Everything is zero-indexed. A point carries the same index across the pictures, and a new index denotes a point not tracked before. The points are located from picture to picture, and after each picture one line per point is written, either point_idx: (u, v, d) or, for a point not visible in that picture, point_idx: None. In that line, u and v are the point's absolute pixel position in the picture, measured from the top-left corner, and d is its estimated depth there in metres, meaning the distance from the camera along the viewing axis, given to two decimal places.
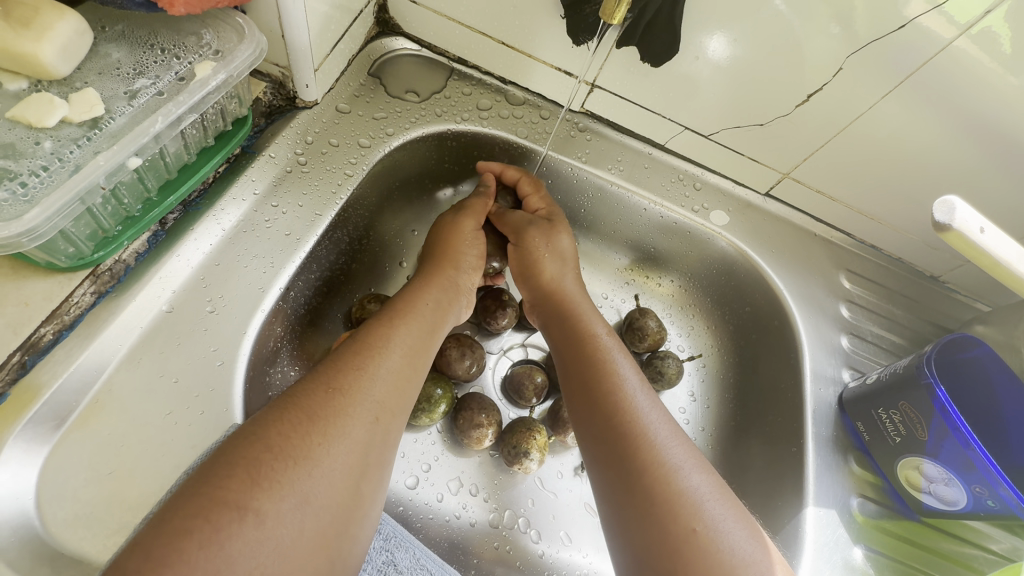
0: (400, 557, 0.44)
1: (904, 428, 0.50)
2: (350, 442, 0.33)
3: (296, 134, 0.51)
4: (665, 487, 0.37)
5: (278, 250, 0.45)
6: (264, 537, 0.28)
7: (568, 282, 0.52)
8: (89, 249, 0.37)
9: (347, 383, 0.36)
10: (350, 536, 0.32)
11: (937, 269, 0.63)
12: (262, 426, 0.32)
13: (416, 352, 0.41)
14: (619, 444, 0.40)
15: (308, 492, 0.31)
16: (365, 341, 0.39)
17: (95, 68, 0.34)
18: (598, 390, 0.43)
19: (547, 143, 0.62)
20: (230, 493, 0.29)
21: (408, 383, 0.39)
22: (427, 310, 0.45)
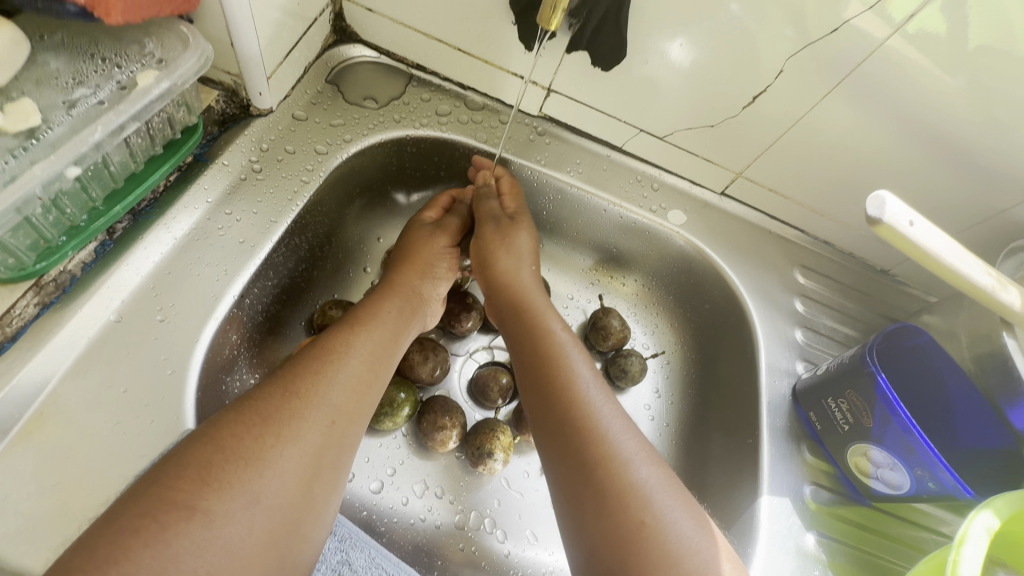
0: (355, 557, 0.44)
1: (851, 417, 0.52)
2: (304, 444, 0.34)
3: (251, 142, 0.51)
4: (617, 479, 0.38)
5: (230, 257, 0.45)
6: (211, 535, 0.29)
7: (527, 279, 0.53)
8: (31, 259, 0.36)
9: (305, 387, 0.36)
10: (300, 535, 0.33)
11: (885, 263, 0.65)
12: (215, 427, 0.33)
13: (378, 357, 0.41)
14: (571, 438, 0.40)
15: (259, 492, 0.31)
16: (326, 346, 0.39)
17: (32, 77, 0.34)
18: (553, 386, 0.43)
19: (507, 147, 0.63)
20: (178, 493, 0.29)
21: (370, 387, 0.40)
22: (392, 316, 0.45)
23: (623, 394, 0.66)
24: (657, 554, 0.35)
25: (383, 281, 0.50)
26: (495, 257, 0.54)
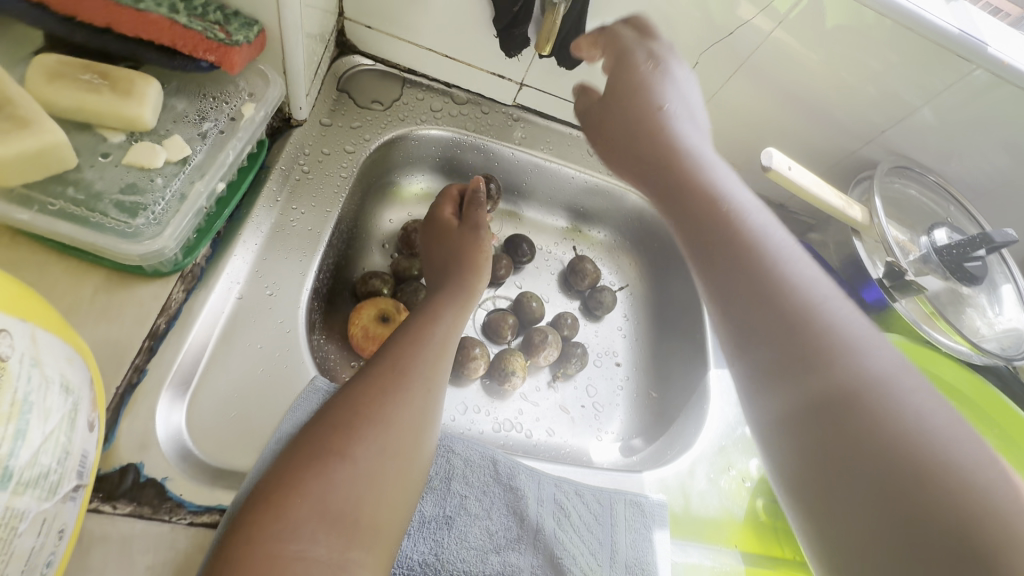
0: (456, 446, 0.57)
1: None
2: (411, 408, 0.45)
3: (296, 149, 0.62)
4: (803, 322, 0.36)
5: (305, 243, 0.58)
6: (353, 472, 0.41)
7: (666, 117, 0.47)
8: (180, 256, 0.47)
9: (406, 364, 0.47)
10: (413, 473, 0.45)
11: (780, 198, 0.88)
12: (349, 397, 0.44)
13: (448, 337, 0.53)
14: (794, 329, 0.36)
15: (382, 444, 0.43)
16: (413, 335, 0.51)
17: (170, 117, 0.45)
18: (760, 273, 0.38)
19: (491, 133, 0.78)
20: (329, 444, 0.41)
21: (445, 363, 0.51)
22: (450, 306, 0.57)
23: (601, 320, 0.85)
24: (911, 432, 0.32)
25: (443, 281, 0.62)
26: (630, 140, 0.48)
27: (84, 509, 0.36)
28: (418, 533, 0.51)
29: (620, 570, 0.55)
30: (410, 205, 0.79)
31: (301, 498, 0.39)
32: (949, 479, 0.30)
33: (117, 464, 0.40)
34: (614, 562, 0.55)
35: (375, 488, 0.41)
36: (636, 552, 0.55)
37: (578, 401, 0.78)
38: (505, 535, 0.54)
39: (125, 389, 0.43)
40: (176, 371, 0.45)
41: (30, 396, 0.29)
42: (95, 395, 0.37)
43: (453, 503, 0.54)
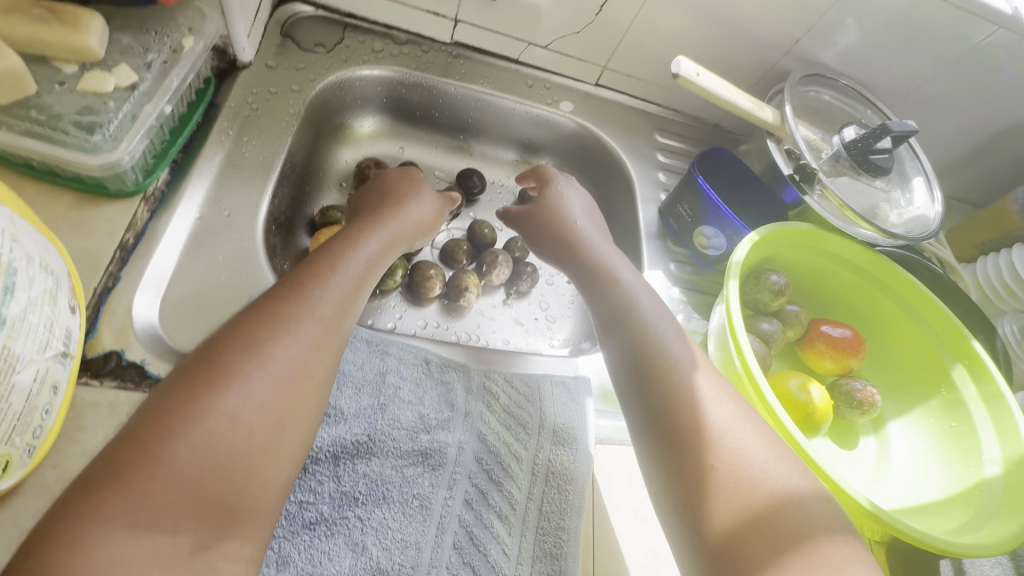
0: (391, 348, 0.57)
1: (691, 212, 0.78)
2: (281, 358, 0.40)
3: (244, 89, 0.68)
4: (667, 381, 0.49)
5: (258, 172, 0.64)
6: (209, 435, 0.35)
7: (592, 251, 0.63)
8: (141, 178, 0.53)
9: (284, 311, 0.42)
10: (291, 430, 0.40)
11: (714, 118, 0.94)
12: (209, 350, 0.39)
13: (347, 288, 0.47)
14: (678, 402, 0.47)
15: (245, 397, 0.38)
16: (297, 281, 0.45)
17: (117, 50, 0.50)
18: (661, 380, 0.49)
19: (432, 71, 0.83)
20: (183, 400, 0.36)
21: (342, 318, 0.45)
22: (353, 254, 0.50)
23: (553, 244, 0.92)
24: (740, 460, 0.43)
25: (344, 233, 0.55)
26: (593, 308, 0.58)
27: (74, 378, 0.43)
28: (352, 416, 0.51)
29: (548, 437, 0.56)
30: (362, 144, 0.84)
31: (125, 487, 0.32)
32: (765, 495, 0.42)
33: (101, 350, 0.47)
34: (540, 429, 0.56)
35: (231, 474, 0.36)
36: (563, 417, 0.57)
37: (532, 315, 0.86)
38: (436, 417, 0.54)
39: (102, 290, 0.49)
40: (147, 277, 0.52)
41: (14, 262, 0.36)
42: (73, 285, 0.44)
43: (384, 391, 0.53)
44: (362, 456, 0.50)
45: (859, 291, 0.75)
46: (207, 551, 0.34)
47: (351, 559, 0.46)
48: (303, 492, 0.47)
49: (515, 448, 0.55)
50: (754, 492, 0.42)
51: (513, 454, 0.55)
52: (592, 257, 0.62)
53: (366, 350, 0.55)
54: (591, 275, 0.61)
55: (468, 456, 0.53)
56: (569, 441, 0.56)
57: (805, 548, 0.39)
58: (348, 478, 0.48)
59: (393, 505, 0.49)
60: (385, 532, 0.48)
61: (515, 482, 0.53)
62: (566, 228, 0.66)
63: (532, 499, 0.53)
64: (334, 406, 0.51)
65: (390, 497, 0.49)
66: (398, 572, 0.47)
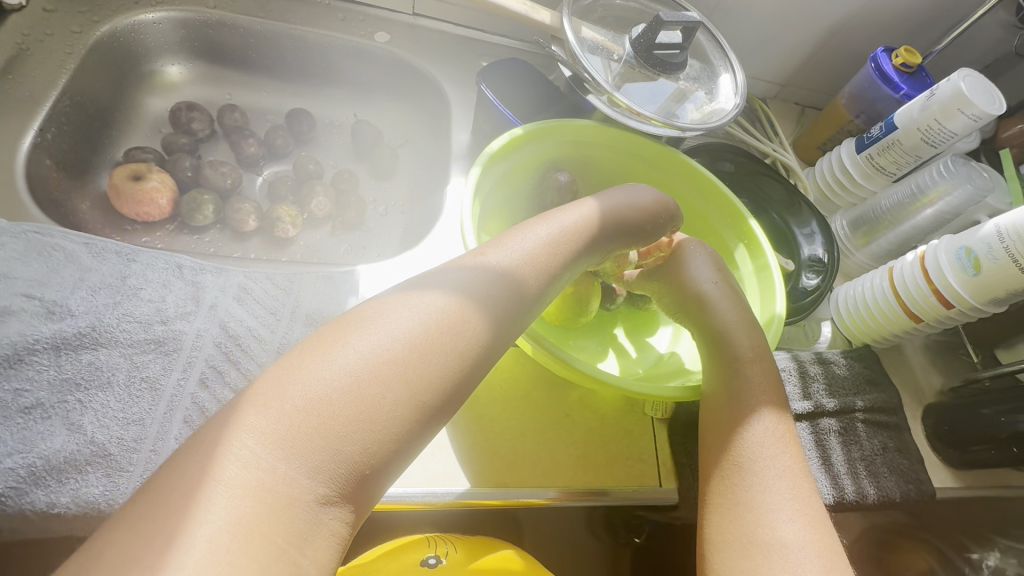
0: (140, 255, 0.59)
1: (489, 124, 0.79)
2: (340, 377, 0.36)
3: (17, 32, 0.69)
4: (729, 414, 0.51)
5: (23, 107, 0.66)
6: (250, 443, 0.33)
7: (697, 286, 0.61)
8: None
9: (349, 328, 0.39)
10: (353, 470, 0.35)
11: (537, 39, 0.95)
12: (293, 354, 0.38)
13: (446, 309, 0.41)
14: (742, 443, 0.49)
15: (295, 412, 0.34)
16: (379, 299, 0.42)
17: None
18: (742, 418, 0.50)
19: (234, 9, 0.83)
20: (242, 399, 0.35)
21: (432, 350, 0.39)
22: (458, 270, 0.45)
23: (388, 177, 0.93)
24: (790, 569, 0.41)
25: (457, 259, 0.47)
26: (696, 326, 0.60)
27: None
28: (81, 312, 0.53)
29: (300, 320, 0.59)
30: (175, 89, 0.86)
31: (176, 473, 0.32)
32: (756, 542, 0.42)
33: None
34: (293, 314, 0.59)
35: (288, 494, 0.33)
36: (319, 304, 0.61)
37: (361, 243, 0.88)
38: (177, 310, 0.56)
39: None
40: None
41: None
42: None
43: (122, 290, 0.55)
44: (87, 347, 0.51)
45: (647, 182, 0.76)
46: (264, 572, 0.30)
47: (65, 436, 0.47)
48: (23, 378, 0.48)
49: (260, 333, 0.57)
50: (756, 541, 0.42)
51: (258, 338, 0.57)
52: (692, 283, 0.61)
53: (114, 259, 0.58)
54: (707, 306, 0.59)
55: (207, 343, 0.55)
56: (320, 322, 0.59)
57: None
58: (71, 366, 0.50)
59: (118, 389, 0.50)
60: (105, 412, 0.49)
61: (256, 362, 0.55)
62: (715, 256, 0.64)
63: None
64: (64, 306, 0.53)
65: (114, 382, 0.50)
66: (121, 450, 0.48)
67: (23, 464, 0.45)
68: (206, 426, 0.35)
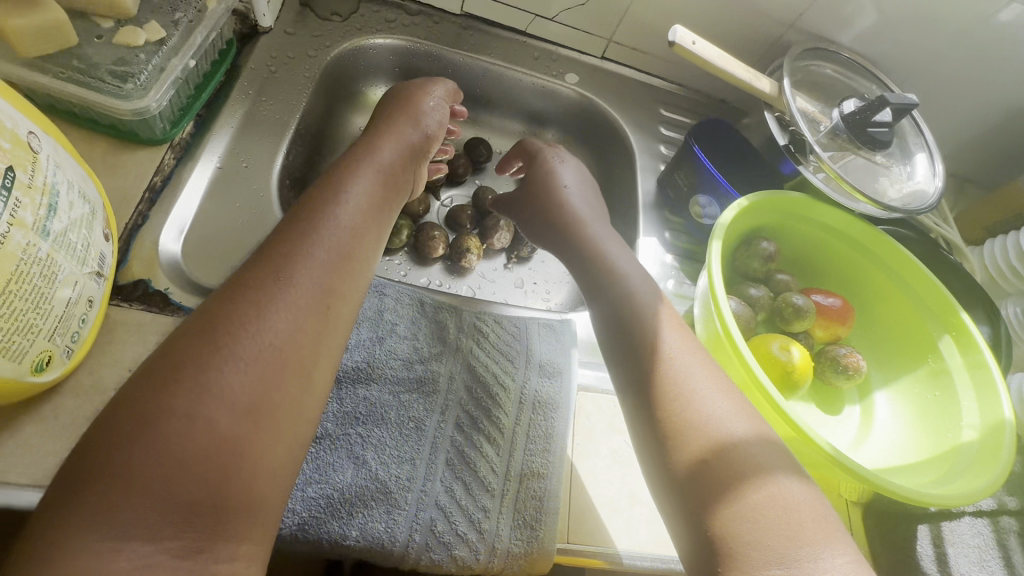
0: (386, 288, 0.61)
1: (687, 180, 0.79)
2: (274, 329, 0.38)
3: (264, 52, 0.72)
4: (654, 376, 0.48)
5: (273, 129, 0.69)
6: (189, 428, 0.32)
7: (578, 215, 0.67)
8: (168, 128, 0.59)
9: (253, 283, 0.39)
10: (296, 396, 0.38)
11: (719, 93, 0.95)
12: (189, 328, 0.37)
13: (340, 245, 0.45)
14: (664, 386, 0.47)
15: (229, 381, 0.35)
16: (268, 251, 0.42)
17: (148, 9, 0.55)
18: (659, 388, 0.47)
19: (442, 41, 0.86)
20: (150, 395, 0.33)
21: (343, 279, 0.45)
22: (332, 210, 0.47)
23: None
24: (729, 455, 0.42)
25: (309, 192, 0.49)
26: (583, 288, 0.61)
27: (106, 299, 0.49)
28: (354, 346, 0.56)
29: (534, 369, 0.60)
30: None
31: (100, 488, 0.30)
32: (727, 467, 0.42)
33: (131, 278, 0.53)
34: (529, 362, 0.60)
35: (232, 458, 0.34)
36: (551, 355, 0.62)
37: (531, 279, 0.89)
38: (429, 350, 0.58)
39: (132, 227, 0.55)
40: (171, 217, 0.57)
41: (57, 184, 0.41)
42: (107, 216, 0.49)
43: (382, 326, 0.58)
44: (362, 382, 0.54)
45: (846, 261, 0.76)
46: (206, 551, 0.31)
47: (353, 470, 0.50)
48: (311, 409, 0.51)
49: (504, 378, 0.59)
50: (732, 486, 0.41)
51: (502, 385, 0.58)
52: (588, 241, 0.64)
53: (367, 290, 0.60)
54: (592, 249, 0.62)
55: (459, 386, 0.57)
56: (555, 374, 0.60)
57: (780, 519, 0.39)
58: (349, 399, 0.53)
59: (391, 425, 0.53)
60: (384, 449, 0.52)
61: (504, 411, 0.57)
62: (550, 210, 0.69)
63: (520, 424, 0.56)
64: None
65: (387, 419, 0.53)
66: (397, 487, 0.51)
67: (322, 495, 0.48)
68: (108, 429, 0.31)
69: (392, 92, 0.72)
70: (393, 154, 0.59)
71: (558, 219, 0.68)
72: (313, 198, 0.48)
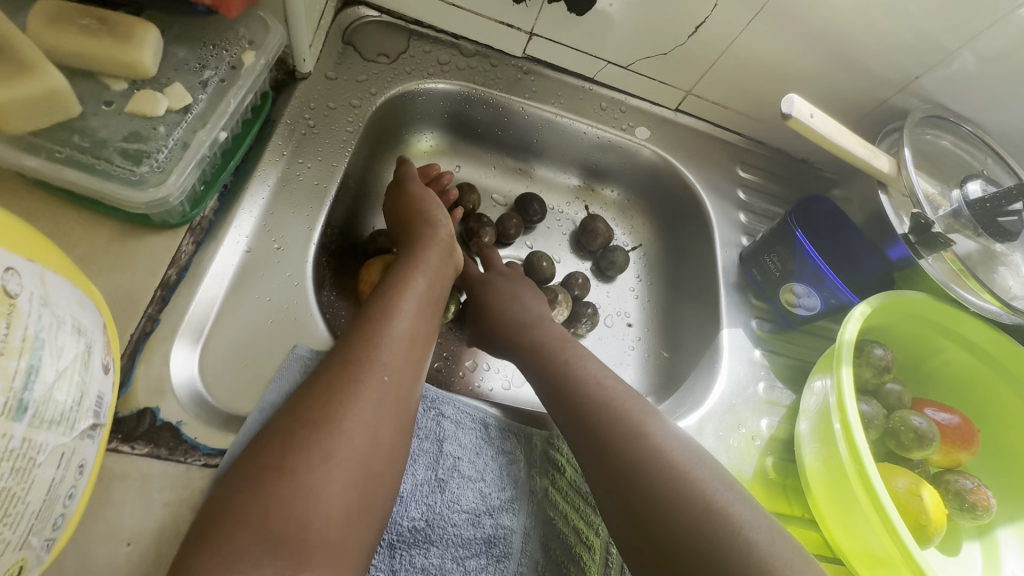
0: (446, 410, 0.51)
1: (783, 265, 0.69)
2: (366, 407, 0.43)
3: (301, 102, 0.61)
4: (585, 413, 0.51)
5: (311, 198, 0.58)
6: (307, 483, 0.39)
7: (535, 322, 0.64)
8: (188, 207, 0.48)
9: (353, 357, 0.45)
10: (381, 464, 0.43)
11: (805, 153, 0.85)
12: (299, 401, 0.43)
13: (419, 318, 0.52)
14: (604, 412, 0.50)
15: (332, 450, 0.41)
16: (361, 323, 0.49)
17: (171, 66, 0.44)
18: (598, 427, 0.50)
19: (500, 87, 0.75)
20: (271, 461, 0.39)
21: (416, 352, 0.50)
22: (417, 278, 0.55)
23: (612, 282, 0.84)
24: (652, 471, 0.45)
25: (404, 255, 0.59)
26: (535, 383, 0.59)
27: (103, 447, 0.38)
28: (409, 497, 0.46)
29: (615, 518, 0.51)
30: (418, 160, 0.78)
31: (236, 525, 0.37)
32: (657, 478, 0.45)
33: (133, 408, 0.42)
34: None
35: (334, 507, 0.40)
36: None
37: None
38: (499, 497, 0.49)
39: (139, 337, 0.44)
40: (187, 320, 0.46)
41: (41, 333, 0.30)
42: (107, 339, 0.38)
43: (443, 466, 0.49)
44: (421, 545, 0.45)
45: (977, 377, 0.65)
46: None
47: None
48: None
49: (582, 531, 0.50)
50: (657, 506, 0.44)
51: (582, 540, 0.50)
52: (536, 341, 0.62)
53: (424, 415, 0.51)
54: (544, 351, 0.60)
55: (533, 542, 0.48)
56: None
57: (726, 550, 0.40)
58: (404, 572, 0.44)
59: None
60: None
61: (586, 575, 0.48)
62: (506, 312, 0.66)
63: None
64: None
65: None
66: None
67: None
68: (235, 490, 0.38)
69: (383, 139, 0.72)
70: (444, 231, 0.62)
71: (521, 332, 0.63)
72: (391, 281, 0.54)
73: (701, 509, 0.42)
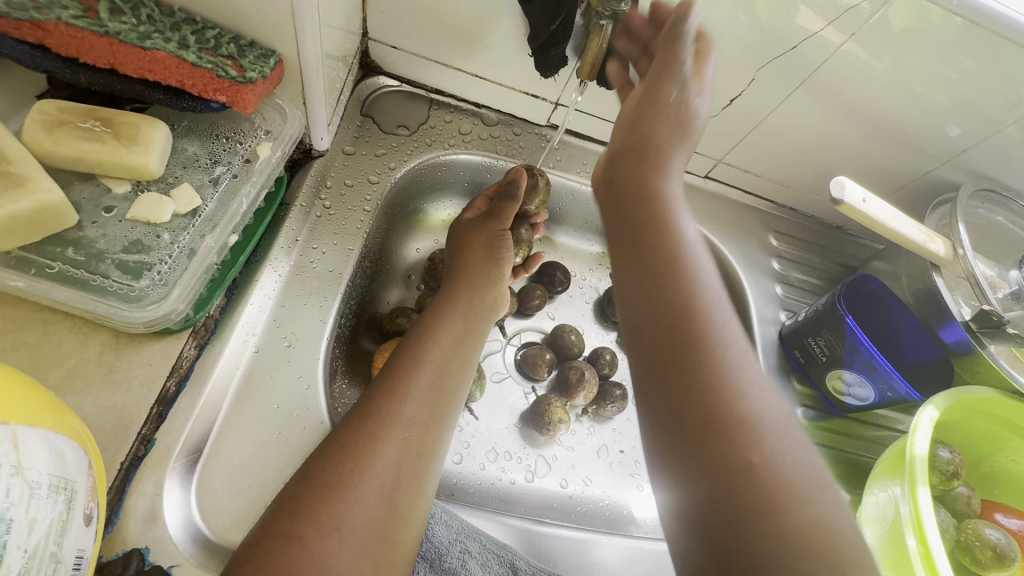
0: (473, 545, 0.50)
1: (829, 350, 0.65)
2: (385, 461, 0.38)
3: (317, 181, 0.58)
4: (695, 328, 0.37)
5: (325, 287, 0.54)
6: (323, 553, 0.34)
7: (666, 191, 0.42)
8: (191, 310, 0.43)
9: (379, 410, 0.41)
10: (399, 525, 0.38)
11: (840, 221, 0.81)
12: (317, 461, 0.38)
13: (448, 364, 0.47)
14: (705, 340, 0.36)
15: (347, 517, 0.35)
16: (391, 372, 0.44)
17: (180, 163, 0.41)
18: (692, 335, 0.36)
19: (523, 156, 0.71)
20: (285, 527, 0.34)
21: (444, 404, 0.44)
22: (451, 321, 0.50)
23: None
24: (769, 468, 0.33)
25: (441, 293, 0.55)
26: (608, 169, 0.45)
27: None
28: None
29: None
30: (437, 233, 0.73)
31: None
32: (769, 479, 0.32)
33: (120, 549, 0.37)
34: None
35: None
36: None
37: (617, 445, 0.71)
38: None
39: (131, 461, 0.39)
40: (186, 439, 0.42)
41: (8, 513, 0.26)
42: (93, 482, 0.34)
43: None
44: None
45: None
46: None
47: None
48: None
49: None
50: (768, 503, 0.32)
51: None
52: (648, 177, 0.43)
53: (452, 554, 0.49)
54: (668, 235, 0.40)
55: None
56: None
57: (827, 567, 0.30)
58: None
59: None
60: None
61: None
62: (652, 200, 0.42)
63: None
64: None
65: None
66: None
67: None
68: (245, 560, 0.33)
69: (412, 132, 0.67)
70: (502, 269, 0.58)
71: (659, 237, 0.40)
72: (425, 322, 0.50)
73: (808, 525, 0.31)
